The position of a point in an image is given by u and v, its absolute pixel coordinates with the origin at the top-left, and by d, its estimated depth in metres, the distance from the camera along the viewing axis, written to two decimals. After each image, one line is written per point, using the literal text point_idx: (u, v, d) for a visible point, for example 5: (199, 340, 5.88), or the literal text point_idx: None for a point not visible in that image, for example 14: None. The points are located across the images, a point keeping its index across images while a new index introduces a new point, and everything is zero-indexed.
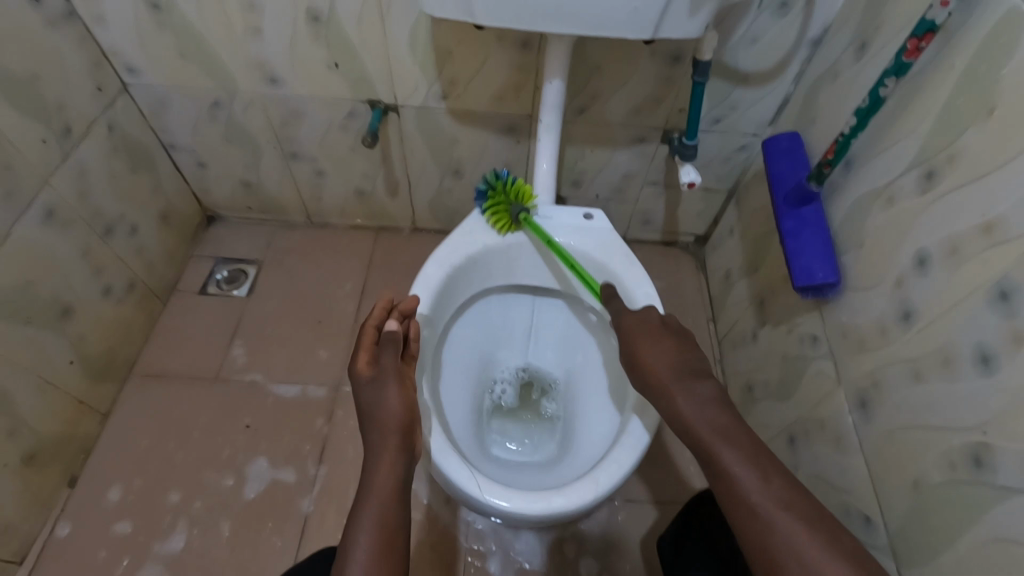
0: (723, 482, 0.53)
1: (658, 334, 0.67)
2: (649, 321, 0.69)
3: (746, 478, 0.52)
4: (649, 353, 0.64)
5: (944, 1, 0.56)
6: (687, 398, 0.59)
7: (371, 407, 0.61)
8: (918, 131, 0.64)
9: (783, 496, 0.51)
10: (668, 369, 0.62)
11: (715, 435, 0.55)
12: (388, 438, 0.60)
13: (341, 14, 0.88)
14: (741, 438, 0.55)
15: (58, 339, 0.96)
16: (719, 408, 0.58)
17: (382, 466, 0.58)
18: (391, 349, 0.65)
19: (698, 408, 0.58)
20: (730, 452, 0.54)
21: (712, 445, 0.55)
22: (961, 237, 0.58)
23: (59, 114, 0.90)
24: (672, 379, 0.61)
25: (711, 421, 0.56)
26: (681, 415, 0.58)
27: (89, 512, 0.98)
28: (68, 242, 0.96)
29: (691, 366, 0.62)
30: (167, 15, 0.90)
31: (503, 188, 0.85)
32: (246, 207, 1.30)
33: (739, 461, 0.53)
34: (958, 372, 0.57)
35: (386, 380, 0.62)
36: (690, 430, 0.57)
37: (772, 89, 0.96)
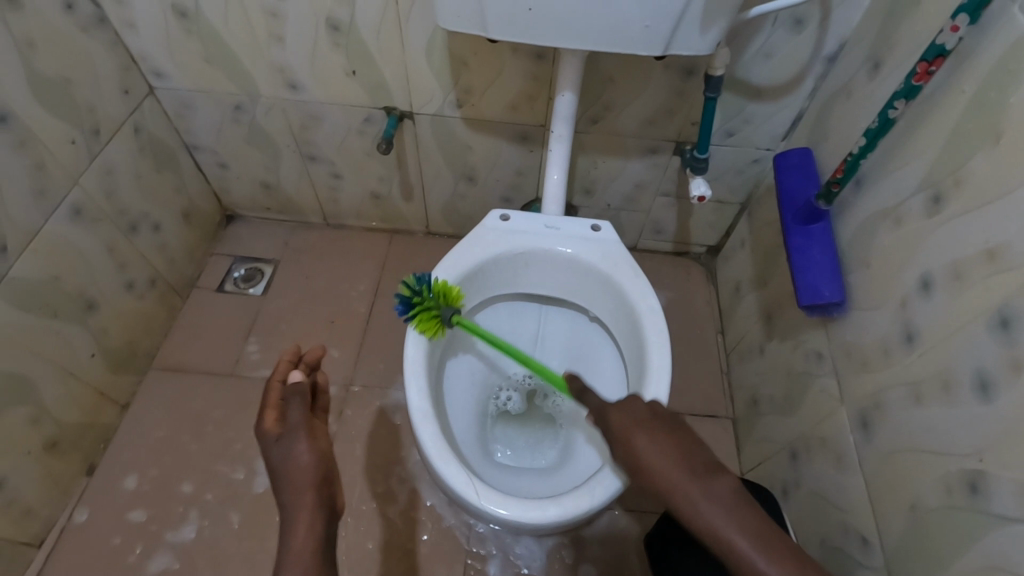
0: (735, 569, 0.50)
1: (654, 430, 0.59)
2: (636, 415, 0.61)
3: (757, 561, 0.49)
4: (650, 453, 0.57)
5: (954, 27, 0.57)
6: (710, 510, 0.52)
7: (282, 466, 0.59)
8: (926, 154, 0.64)
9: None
10: (680, 470, 0.55)
11: (746, 540, 0.50)
12: (303, 494, 0.57)
13: (361, 24, 0.90)
14: (774, 540, 0.50)
15: (82, 332, 0.99)
16: (739, 506, 0.52)
17: (300, 525, 0.55)
18: (297, 403, 0.64)
19: (718, 512, 0.52)
20: (769, 567, 0.48)
21: (750, 563, 0.49)
22: (965, 262, 0.58)
23: (89, 116, 0.94)
24: (687, 489, 0.54)
25: (740, 526, 0.51)
26: (706, 524, 0.52)
27: (105, 499, 1.02)
28: (94, 238, 0.99)
29: (703, 464, 0.56)
30: (194, 22, 0.93)
31: (428, 292, 0.78)
32: (266, 207, 1.34)
33: (780, 571, 0.48)
34: (957, 397, 0.57)
35: (293, 435, 0.61)
36: (690, 515, 0.53)
37: (786, 104, 0.96)
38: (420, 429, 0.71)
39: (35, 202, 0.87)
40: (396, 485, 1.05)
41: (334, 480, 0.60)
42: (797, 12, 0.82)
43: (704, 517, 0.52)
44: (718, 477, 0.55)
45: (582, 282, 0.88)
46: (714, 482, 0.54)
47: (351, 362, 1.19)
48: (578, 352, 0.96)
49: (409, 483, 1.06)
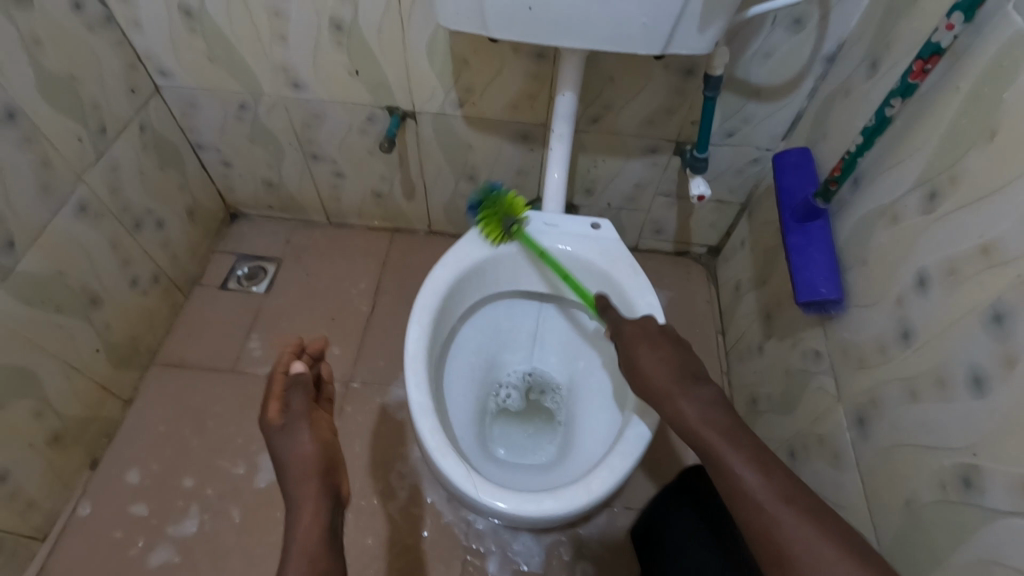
0: (726, 481, 0.55)
1: (654, 345, 0.68)
2: (647, 330, 0.71)
3: (749, 476, 0.53)
4: (646, 360, 0.67)
5: (949, 25, 0.57)
6: (688, 401, 0.61)
7: (286, 455, 0.61)
8: (923, 152, 0.65)
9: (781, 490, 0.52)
10: (669, 377, 0.64)
11: (720, 438, 0.57)
12: (306, 482, 0.59)
13: (363, 23, 0.91)
14: (743, 440, 0.57)
15: (86, 327, 1.00)
16: (748, 443, 0.56)
17: (305, 511, 0.57)
18: (300, 393, 0.64)
19: (698, 409, 0.60)
20: (730, 452, 0.55)
21: (718, 452, 0.56)
22: (960, 258, 0.58)
23: (95, 113, 0.95)
24: (671, 385, 0.63)
25: (715, 425, 0.58)
26: (685, 420, 0.60)
27: (107, 494, 1.03)
28: (99, 234, 1.00)
29: (692, 374, 0.64)
30: (198, 20, 0.94)
31: (494, 200, 0.87)
32: (268, 205, 1.35)
33: (742, 461, 0.55)
34: (952, 393, 0.58)
35: (296, 425, 0.62)
36: (691, 429, 0.59)
37: (786, 104, 0.97)
38: (419, 424, 0.71)
39: (40, 197, 0.88)
40: (395, 482, 1.06)
41: (337, 469, 0.62)
42: (795, 12, 0.83)
43: (681, 409, 0.61)
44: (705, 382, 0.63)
45: (581, 280, 0.88)
46: (699, 381, 0.63)
47: (352, 359, 1.19)
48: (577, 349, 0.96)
49: (410, 479, 1.06)
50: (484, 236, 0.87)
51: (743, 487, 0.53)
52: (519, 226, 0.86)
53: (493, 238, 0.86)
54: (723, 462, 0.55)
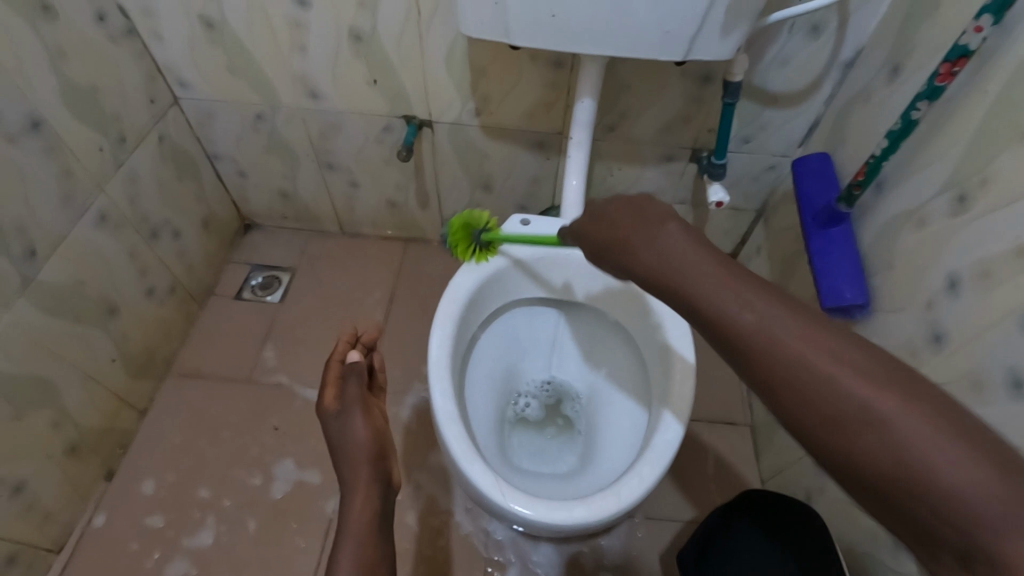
0: (711, 323, 0.45)
1: (650, 220, 0.53)
2: (630, 210, 0.55)
3: (730, 308, 0.43)
4: (643, 240, 0.52)
5: (978, 27, 0.57)
6: (712, 285, 0.45)
7: (342, 440, 0.63)
8: (950, 154, 0.65)
9: (852, 364, 0.38)
10: (671, 252, 0.49)
11: (693, 278, 0.46)
12: (360, 468, 0.61)
13: (382, 33, 0.92)
14: (788, 311, 0.43)
15: (103, 336, 1.00)
16: (734, 279, 0.45)
17: (357, 497, 0.59)
18: (355, 380, 0.66)
19: (725, 283, 0.45)
20: (772, 326, 0.42)
21: (758, 327, 0.42)
22: (994, 261, 0.58)
23: (116, 123, 0.96)
24: (672, 260, 0.48)
25: (751, 298, 0.44)
26: (702, 297, 0.45)
27: (122, 505, 1.02)
28: (117, 244, 1.00)
29: (701, 247, 0.49)
30: (219, 32, 0.95)
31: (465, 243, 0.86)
32: (283, 215, 1.35)
33: (790, 334, 0.41)
34: (990, 397, 0.57)
35: (351, 411, 0.64)
36: (663, 277, 0.49)
37: (803, 110, 0.97)
38: (445, 430, 0.71)
39: (62, 207, 0.88)
40: (413, 492, 1.05)
41: (387, 457, 0.64)
42: (814, 19, 0.83)
43: (702, 288, 0.45)
44: (716, 254, 0.48)
45: (600, 286, 0.88)
46: (704, 249, 0.48)
47: None
48: (596, 357, 0.95)
49: (427, 489, 1.05)
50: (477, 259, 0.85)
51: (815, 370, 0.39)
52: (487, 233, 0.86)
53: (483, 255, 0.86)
54: (774, 339, 0.41)
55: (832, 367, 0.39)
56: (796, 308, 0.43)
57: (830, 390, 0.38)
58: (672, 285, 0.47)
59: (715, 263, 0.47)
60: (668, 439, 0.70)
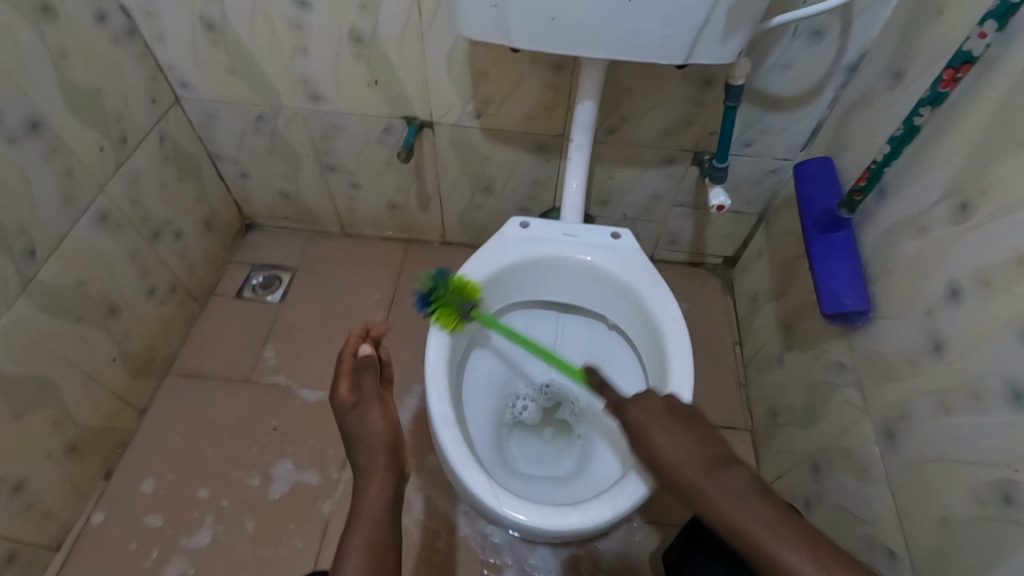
0: (704, 513, 0.56)
1: (671, 423, 0.63)
2: (655, 404, 0.65)
3: (722, 502, 0.55)
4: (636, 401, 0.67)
5: (982, 33, 0.56)
6: (708, 488, 0.56)
7: (358, 432, 0.63)
8: (952, 161, 0.64)
9: (767, 520, 0.53)
10: (693, 462, 0.59)
11: (693, 472, 0.58)
12: (376, 457, 0.61)
13: (383, 35, 0.92)
14: (785, 526, 0.53)
15: (104, 336, 1.01)
16: (740, 491, 0.56)
17: (372, 485, 0.60)
18: (371, 373, 0.66)
19: (677, 444, 0.60)
20: (709, 484, 0.56)
21: (700, 489, 0.57)
22: (994, 268, 0.57)
23: (117, 124, 0.96)
24: (646, 422, 0.64)
25: (696, 460, 0.59)
26: (717, 513, 0.55)
27: (123, 503, 1.03)
28: (118, 244, 1.01)
29: (715, 457, 0.59)
30: (221, 34, 0.95)
31: (445, 288, 0.80)
32: (284, 216, 1.36)
33: (721, 491, 0.56)
34: (988, 406, 0.56)
35: (368, 404, 0.64)
36: (667, 470, 0.60)
37: (805, 115, 0.97)
38: (442, 434, 0.71)
39: (63, 207, 0.89)
40: (410, 493, 1.05)
41: (403, 447, 0.64)
42: (815, 23, 0.83)
43: (657, 449, 0.61)
44: (717, 458, 0.59)
45: (597, 288, 0.88)
46: (702, 445, 0.60)
47: None
48: (596, 362, 0.95)
49: (425, 491, 1.05)
50: (440, 327, 0.78)
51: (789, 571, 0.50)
52: (476, 310, 0.81)
53: (449, 325, 0.79)
54: (754, 538, 0.53)
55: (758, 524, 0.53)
56: (779, 514, 0.54)
57: (748, 536, 0.53)
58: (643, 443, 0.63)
59: (677, 425, 0.63)
60: None
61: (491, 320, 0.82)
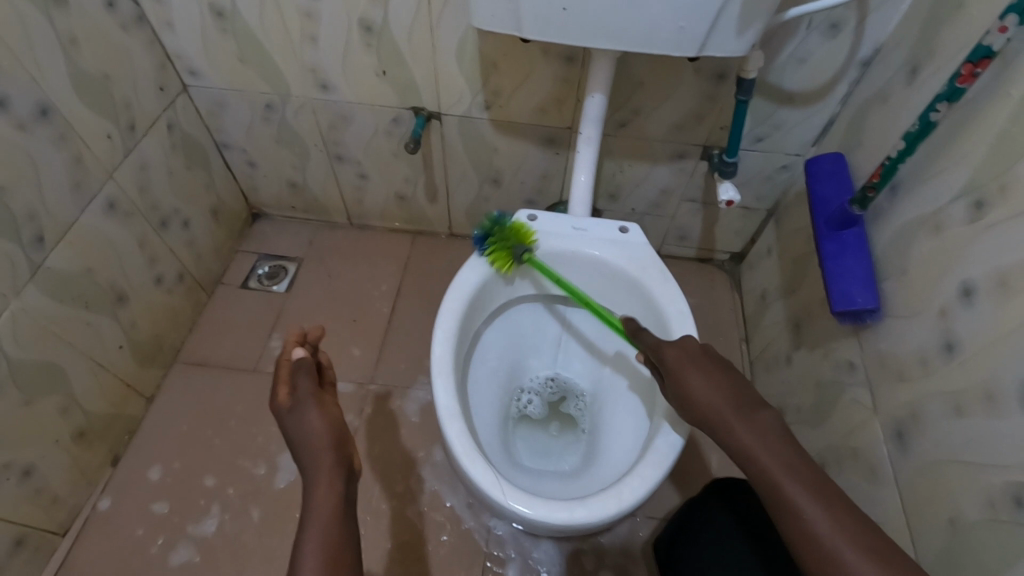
0: (728, 439, 0.56)
1: (709, 368, 0.62)
2: (686, 352, 0.65)
3: (746, 435, 0.55)
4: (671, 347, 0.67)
5: (1002, 28, 0.55)
6: (733, 417, 0.57)
7: (299, 435, 0.61)
8: (970, 159, 0.63)
9: (785, 460, 0.52)
10: (725, 401, 0.58)
11: (725, 406, 0.58)
12: (321, 454, 0.59)
13: (393, 24, 0.91)
14: (801, 470, 0.52)
15: (112, 323, 1.01)
16: (774, 431, 0.55)
17: (320, 481, 0.57)
18: (305, 375, 0.65)
19: (708, 385, 0.60)
20: (738, 423, 0.56)
21: (727, 425, 0.56)
22: (1010, 270, 0.57)
23: (126, 112, 0.96)
24: (682, 366, 0.64)
25: (724, 398, 0.58)
26: (739, 443, 0.55)
27: (129, 489, 1.03)
28: (127, 232, 1.01)
29: (754, 397, 0.58)
30: (230, 21, 0.94)
31: (502, 231, 0.84)
32: (291, 206, 1.35)
33: (746, 429, 0.55)
34: (1002, 409, 0.56)
35: (305, 404, 0.62)
36: (696, 402, 0.60)
37: (818, 110, 0.95)
38: (447, 428, 0.70)
39: (72, 194, 0.89)
40: (415, 485, 1.05)
41: (350, 445, 0.62)
42: (832, 16, 0.82)
43: (689, 390, 0.61)
44: (756, 399, 0.58)
45: (605, 283, 0.88)
46: (739, 386, 0.60)
47: (373, 360, 1.19)
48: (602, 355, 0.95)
49: (430, 483, 1.05)
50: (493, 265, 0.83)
51: (786, 501, 0.50)
52: (530, 254, 0.83)
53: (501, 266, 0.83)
54: (756, 461, 0.53)
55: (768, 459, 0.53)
56: (799, 454, 0.53)
57: (761, 470, 0.53)
58: (676, 383, 0.63)
59: (711, 368, 0.62)
60: (671, 441, 0.69)
61: (542, 265, 0.84)
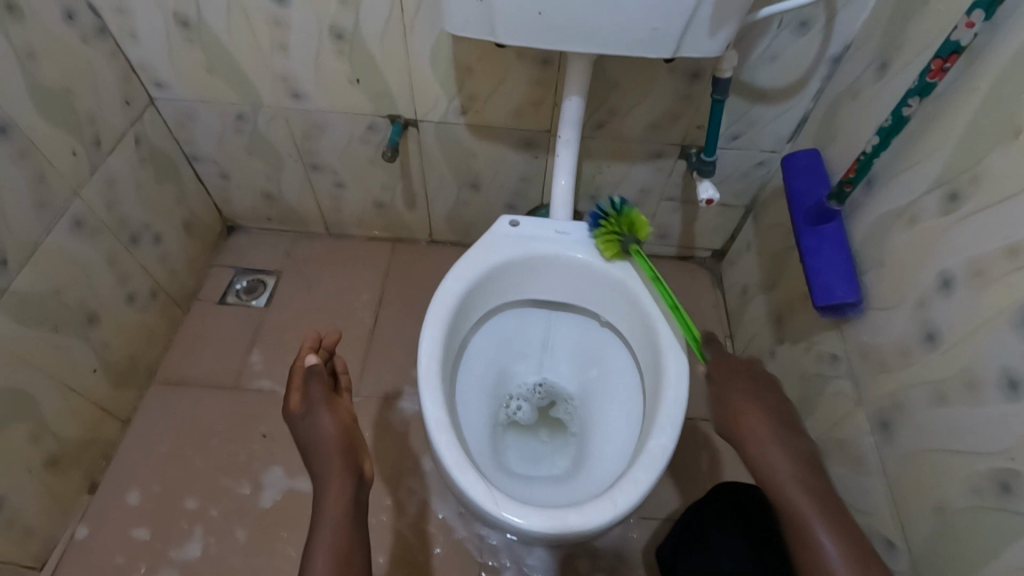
0: (804, 536, 0.57)
1: (792, 449, 0.63)
2: (734, 376, 0.70)
3: (827, 536, 0.56)
4: (754, 410, 0.66)
5: (969, 23, 0.56)
6: (812, 513, 0.58)
7: (311, 438, 0.67)
8: (941, 151, 0.64)
9: (853, 556, 0.55)
10: (812, 490, 0.59)
11: (806, 498, 0.59)
12: (333, 460, 0.65)
13: (365, 30, 0.90)
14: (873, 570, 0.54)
15: (83, 345, 0.97)
16: (850, 530, 0.57)
17: (332, 485, 0.64)
18: (317, 382, 0.69)
19: (788, 466, 0.61)
20: (817, 521, 0.57)
21: (805, 517, 0.57)
22: (986, 259, 0.58)
23: (90, 126, 0.93)
24: (761, 433, 0.64)
25: (803, 482, 0.60)
26: (809, 542, 0.56)
27: (107, 516, 1.00)
28: (95, 250, 0.98)
29: (825, 488, 0.60)
30: (197, 31, 0.92)
31: (617, 218, 0.84)
32: (267, 217, 1.33)
33: (826, 524, 0.57)
34: (983, 396, 0.57)
35: (317, 411, 0.68)
36: (780, 486, 0.60)
37: (791, 106, 0.97)
38: (436, 439, 0.69)
39: (35, 213, 0.85)
40: (404, 497, 1.03)
41: (358, 448, 0.68)
42: (801, 14, 0.83)
43: (771, 466, 0.61)
44: (826, 487, 0.60)
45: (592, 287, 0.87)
46: (819, 474, 0.61)
47: (357, 371, 1.17)
48: (589, 358, 0.95)
49: (420, 494, 1.04)
50: (600, 252, 0.84)
51: None
52: (638, 247, 0.83)
53: (609, 254, 0.84)
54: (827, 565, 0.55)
55: (841, 557, 0.55)
56: (868, 550, 0.55)
57: (826, 566, 0.55)
58: (752, 451, 0.64)
59: (792, 436, 0.64)
60: (662, 443, 0.69)
61: (646, 260, 0.83)
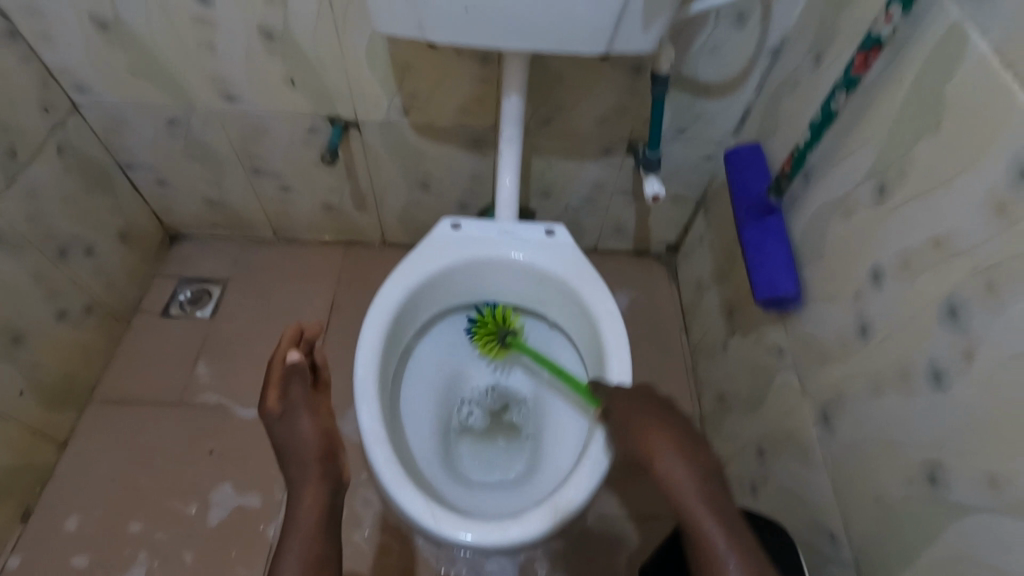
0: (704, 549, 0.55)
1: (684, 465, 0.60)
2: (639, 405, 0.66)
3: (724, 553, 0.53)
4: (664, 443, 0.62)
5: (889, 16, 0.56)
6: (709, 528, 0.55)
7: (288, 442, 0.66)
8: (870, 145, 0.65)
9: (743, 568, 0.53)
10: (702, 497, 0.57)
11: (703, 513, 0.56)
12: (308, 468, 0.65)
13: (295, 29, 0.86)
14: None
15: (9, 368, 0.92)
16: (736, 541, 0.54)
17: (306, 496, 0.63)
18: (298, 383, 0.67)
19: (682, 474, 0.59)
20: (695, 503, 0.57)
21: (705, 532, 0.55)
22: (913, 252, 0.58)
23: (4, 135, 0.87)
24: (664, 453, 0.61)
25: (704, 500, 0.57)
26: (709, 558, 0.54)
27: (44, 545, 0.95)
28: (17, 266, 0.93)
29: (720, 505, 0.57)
30: (116, 32, 0.87)
31: (491, 316, 0.90)
32: (212, 223, 1.28)
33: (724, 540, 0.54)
34: (913, 388, 0.57)
35: (297, 414, 0.66)
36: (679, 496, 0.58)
37: (736, 99, 0.96)
38: (373, 454, 0.67)
39: None
40: (360, 509, 1.01)
41: (337, 454, 0.67)
42: (738, 6, 0.82)
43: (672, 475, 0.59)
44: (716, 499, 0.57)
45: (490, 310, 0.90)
46: (711, 486, 0.59)
47: None
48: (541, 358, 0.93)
49: (375, 505, 1.02)
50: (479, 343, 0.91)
51: None
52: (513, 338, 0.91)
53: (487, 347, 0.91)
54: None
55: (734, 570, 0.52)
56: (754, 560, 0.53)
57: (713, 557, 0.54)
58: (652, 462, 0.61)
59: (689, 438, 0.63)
60: (605, 445, 0.68)
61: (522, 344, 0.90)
